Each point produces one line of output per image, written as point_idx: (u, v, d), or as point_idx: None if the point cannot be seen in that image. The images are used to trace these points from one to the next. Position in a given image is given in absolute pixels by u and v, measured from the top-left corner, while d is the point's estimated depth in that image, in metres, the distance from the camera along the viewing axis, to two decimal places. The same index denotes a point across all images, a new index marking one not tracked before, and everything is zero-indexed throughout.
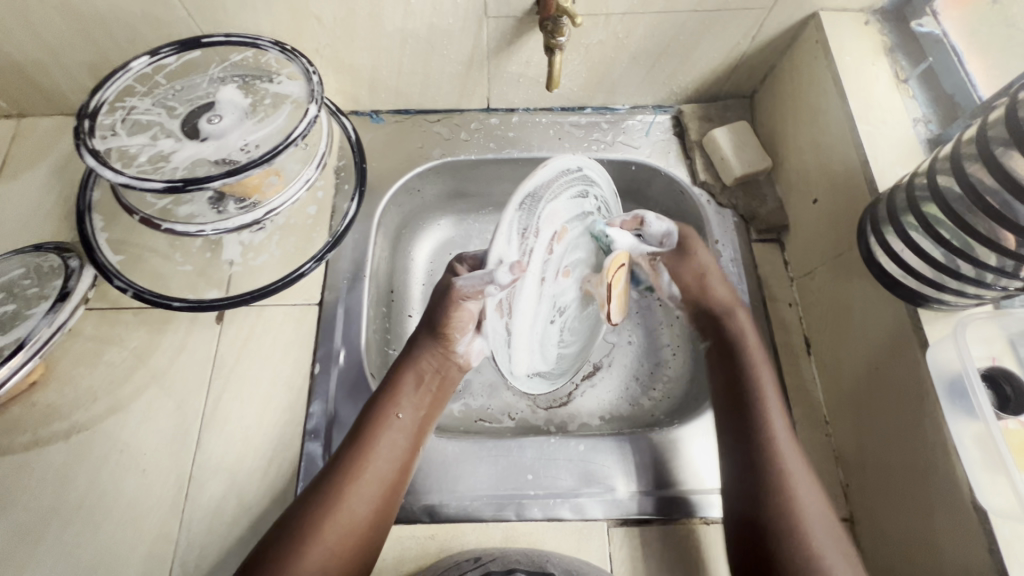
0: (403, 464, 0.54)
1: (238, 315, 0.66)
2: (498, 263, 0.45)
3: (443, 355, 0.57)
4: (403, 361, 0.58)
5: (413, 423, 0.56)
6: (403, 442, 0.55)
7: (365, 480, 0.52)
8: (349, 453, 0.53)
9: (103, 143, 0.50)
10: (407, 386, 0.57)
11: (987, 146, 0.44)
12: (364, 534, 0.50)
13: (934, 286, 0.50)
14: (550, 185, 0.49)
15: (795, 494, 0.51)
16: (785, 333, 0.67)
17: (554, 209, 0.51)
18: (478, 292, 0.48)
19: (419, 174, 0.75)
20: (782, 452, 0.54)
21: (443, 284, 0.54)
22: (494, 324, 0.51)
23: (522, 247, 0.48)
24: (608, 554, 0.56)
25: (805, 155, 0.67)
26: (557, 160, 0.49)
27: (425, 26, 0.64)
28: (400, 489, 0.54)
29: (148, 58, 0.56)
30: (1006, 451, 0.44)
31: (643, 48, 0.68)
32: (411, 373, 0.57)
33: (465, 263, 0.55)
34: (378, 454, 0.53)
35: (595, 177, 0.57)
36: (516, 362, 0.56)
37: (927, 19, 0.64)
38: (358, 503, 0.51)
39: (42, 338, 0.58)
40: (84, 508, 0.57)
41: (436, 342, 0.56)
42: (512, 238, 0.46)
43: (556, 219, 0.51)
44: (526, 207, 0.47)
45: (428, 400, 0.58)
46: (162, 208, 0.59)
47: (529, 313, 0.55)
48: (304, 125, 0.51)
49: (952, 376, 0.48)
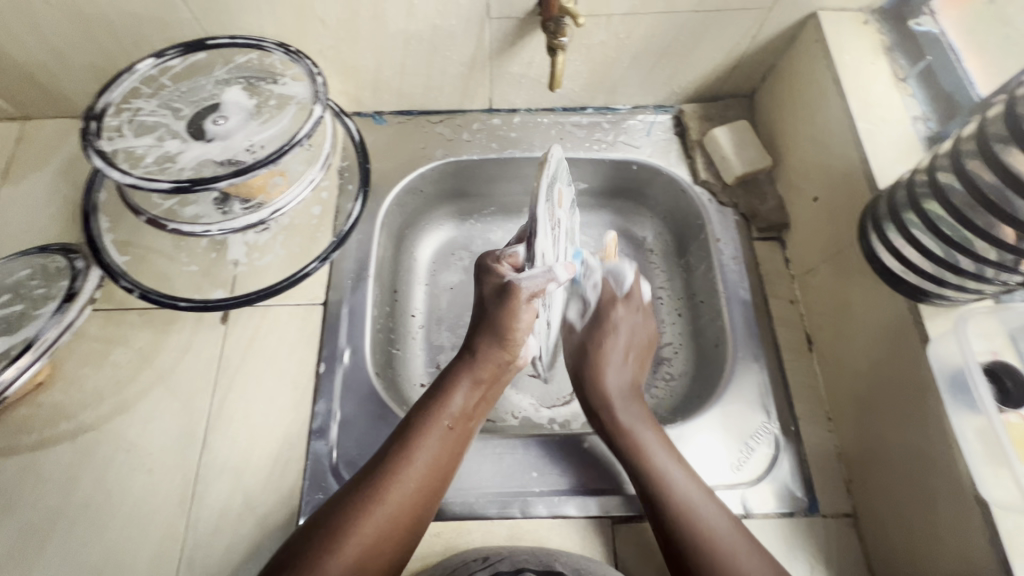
0: (445, 471, 0.55)
1: (243, 315, 0.66)
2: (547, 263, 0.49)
3: (502, 364, 0.59)
4: (460, 367, 0.59)
5: (459, 430, 0.57)
6: (450, 447, 0.55)
7: (406, 481, 0.52)
8: (395, 452, 0.53)
9: (110, 144, 0.51)
10: (461, 393, 0.58)
11: (986, 142, 0.44)
12: (398, 538, 0.50)
13: (935, 281, 0.50)
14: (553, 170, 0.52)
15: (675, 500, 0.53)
16: (787, 329, 0.67)
17: (561, 190, 0.57)
18: (541, 290, 0.53)
19: (421, 174, 0.76)
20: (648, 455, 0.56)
21: (491, 288, 0.56)
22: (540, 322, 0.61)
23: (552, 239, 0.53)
24: (613, 550, 0.57)
25: (806, 153, 0.68)
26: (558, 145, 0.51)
27: (428, 27, 0.64)
28: (438, 497, 0.54)
29: (153, 60, 0.57)
30: (1007, 442, 0.44)
31: (644, 49, 0.69)
32: (468, 379, 0.58)
33: (504, 262, 0.57)
34: (421, 458, 0.53)
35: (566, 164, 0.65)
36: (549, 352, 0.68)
37: (925, 18, 0.65)
38: (397, 506, 0.51)
39: (49, 339, 0.58)
40: (90, 507, 0.57)
41: (500, 352, 0.58)
42: (548, 232, 0.51)
43: (563, 201, 0.58)
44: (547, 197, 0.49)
45: (477, 408, 0.59)
46: (168, 208, 0.59)
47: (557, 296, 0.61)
48: (309, 125, 0.51)
49: (953, 369, 0.48)
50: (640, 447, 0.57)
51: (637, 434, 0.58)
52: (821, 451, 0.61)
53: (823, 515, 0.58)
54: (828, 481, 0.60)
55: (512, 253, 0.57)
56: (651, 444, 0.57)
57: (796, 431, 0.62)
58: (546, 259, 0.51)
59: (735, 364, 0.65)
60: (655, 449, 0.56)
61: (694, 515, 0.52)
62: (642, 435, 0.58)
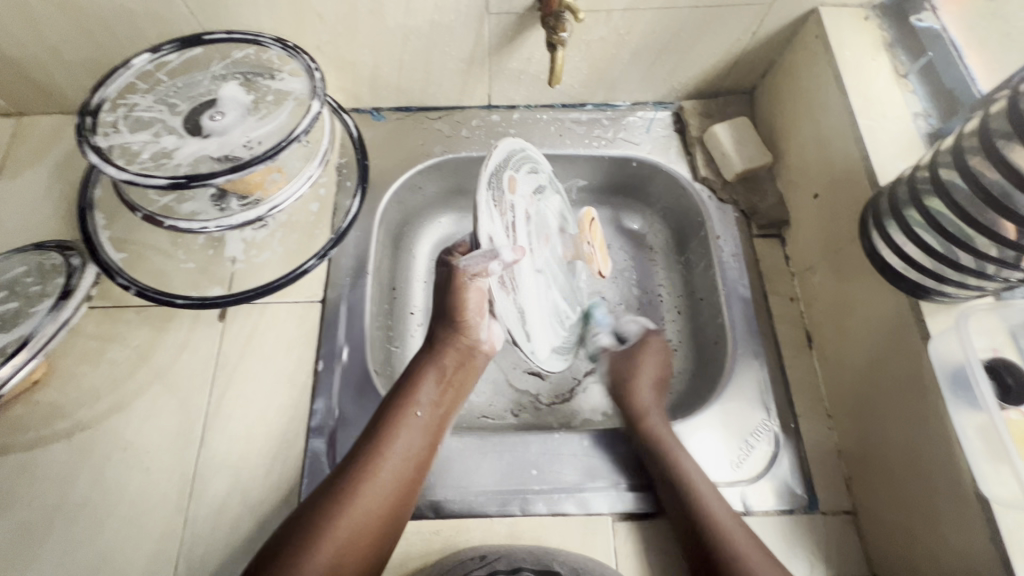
0: (420, 463, 0.55)
1: (241, 313, 0.66)
2: (489, 241, 0.47)
3: (464, 350, 0.59)
4: (423, 359, 0.58)
5: (431, 420, 0.57)
6: (422, 438, 0.55)
7: (380, 475, 0.52)
8: (368, 447, 0.53)
9: (105, 140, 0.50)
10: (429, 383, 0.58)
11: (989, 138, 0.44)
12: (373, 535, 0.50)
13: (935, 278, 0.50)
14: (502, 161, 0.53)
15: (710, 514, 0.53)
16: (787, 327, 0.67)
17: (512, 178, 0.54)
18: (483, 270, 0.49)
19: (420, 171, 0.75)
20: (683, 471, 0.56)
21: (440, 275, 0.54)
22: (505, 304, 0.51)
23: (502, 224, 0.50)
24: (613, 548, 0.57)
25: (806, 150, 0.67)
26: (505, 141, 0.54)
27: (427, 23, 0.64)
28: (415, 488, 0.55)
29: (149, 55, 0.56)
30: (1008, 440, 0.43)
31: (644, 45, 0.68)
32: (433, 370, 0.58)
33: (455, 251, 0.55)
34: (395, 451, 0.54)
35: (538, 156, 0.61)
36: (535, 344, 0.56)
37: (927, 14, 0.64)
38: (375, 503, 0.51)
39: (46, 335, 0.58)
40: (87, 506, 0.57)
41: (457, 336, 0.58)
42: (493, 215, 0.48)
43: (516, 190, 0.54)
44: (494, 184, 0.50)
45: (445, 396, 0.59)
46: (165, 204, 0.59)
47: (528, 282, 0.56)
48: (307, 121, 0.51)
49: (954, 366, 0.48)
50: (673, 456, 0.57)
51: (671, 444, 0.58)
52: (821, 448, 0.61)
53: (823, 512, 0.58)
54: (828, 479, 0.60)
55: (462, 241, 0.55)
56: (686, 459, 0.57)
57: (795, 428, 0.62)
58: (492, 240, 0.47)
59: (734, 361, 0.65)
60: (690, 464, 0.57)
61: (727, 532, 0.52)
62: (675, 447, 0.58)
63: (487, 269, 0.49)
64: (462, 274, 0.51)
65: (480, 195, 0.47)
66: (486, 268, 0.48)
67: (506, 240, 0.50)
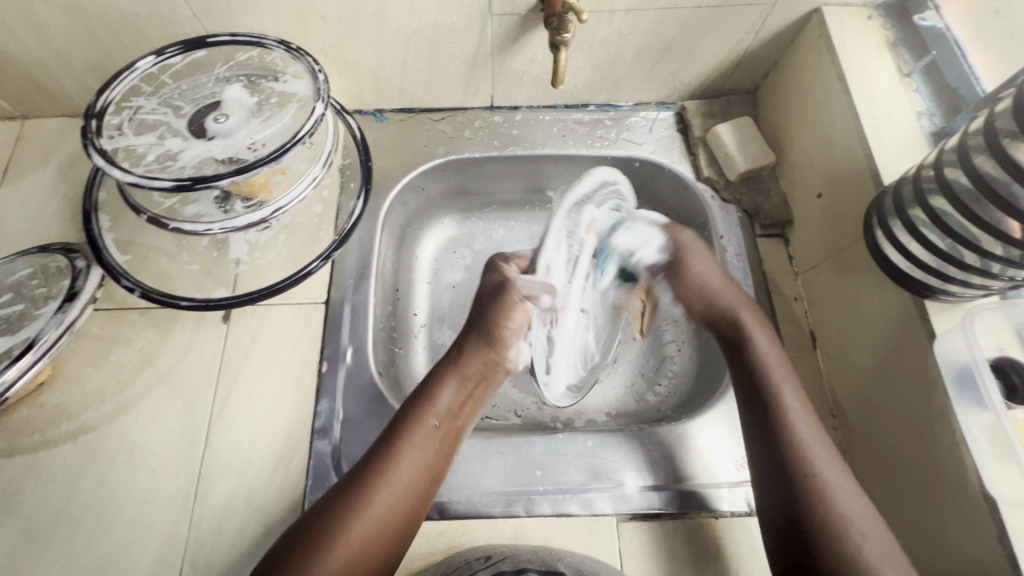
0: (433, 473, 0.55)
1: (245, 315, 0.66)
2: (547, 266, 0.55)
3: (489, 362, 0.61)
4: (446, 367, 0.60)
5: (445, 429, 0.57)
6: (437, 447, 0.55)
7: (394, 485, 0.52)
8: (383, 455, 0.53)
9: (110, 143, 0.50)
10: (449, 389, 0.58)
11: (994, 136, 0.44)
12: (385, 543, 0.51)
13: (940, 277, 0.50)
14: (590, 192, 0.58)
15: (811, 456, 0.52)
16: (791, 327, 0.67)
17: (593, 217, 0.58)
18: (535, 293, 0.58)
19: (423, 172, 0.76)
20: (787, 409, 0.54)
21: (492, 283, 0.62)
22: (536, 332, 0.59)
23: (567, 254, 0.56)
24: (618, 550, 0.56)
25: (809, 149, 0.67)
26: (598, 173, 0.59)
27: (430, 24, 0.64)
28: (428, 498, 0.54)
29: (154, 57, 0.55)
30: (1016, 444, 0.44)
31: (646, 46, 0.68)
32: (454, 379, 0.59)
33: (512, 262, 0.63)
34: (410, 458, 0.53)
35: (625, 193, 0.66)
36: (554, 377, 0.62)
37: (930, 13, 0.64)
38: (385, 511, 0.51)
39: (49, 339, 0.58)
40: (93, 508, 0.57)
41: (486, 347, 0.60)
42: (561, 244, 0.55)
43: (592, 229, 0.58)
44: (573, 214, 0.55)
45: (464, 407, 0.59)
46: (168, 207, 0.59)
47: (572, 320, 0.61)
48: (311, 123, 0.51)
49: (961, 365, 0.49)
50: (783, 402, 0.55)
51: (786, 399, 0.55)
52: None
53: None
54: None
55: (520, 255, 0.64)
56: (787, 396, 0.55)
57: None
58: (550, 266, 0.55)
59: None
60: (793, 398, 0.55)
61: (820, 475, 0.51)
62: (782, 384, 0.56)
63: (537, 296, 0.58)
64: (513, 289, 0.59)
65: (555, 223, 0.54)
66: (536, 293, 0.58)
67: (565, 270, 0.57)
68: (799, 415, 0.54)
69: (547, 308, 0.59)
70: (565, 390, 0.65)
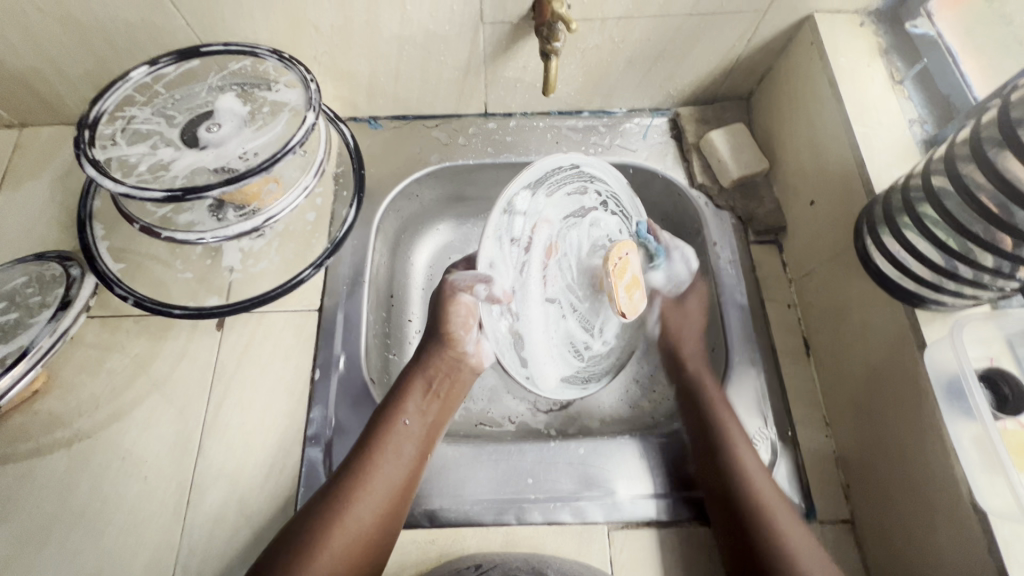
0: (410, 474, 0.55)
1: (238, 323, 0.66)
2: (489, 266, 0.50)
3: (451, 359, 0.59)
4: (413, 367, 0.59)
5: (416, 430, 0.57)
6: (414, 448, 0.56)
7: (371, 488, 0.52)
8: (359, 458, 0.54)
9: (103, 153, 0.51)
10: (417, 392, 0.58)
11: (981, 146, 0.44)
12: (370, 545, 0.51)
13: (933, 287, 0.50)
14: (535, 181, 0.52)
15: (751, 481, 0.55)
16: (784, 334, 0.67)
17: (541, 209, 0.55)
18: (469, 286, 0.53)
19: (418, 179, 0.76)
20: (731, 435, 0.58)
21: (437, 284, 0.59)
22: (493, 326, 0.54)
23: (512, 251, 0.52)
24: (609, 558, 0.56)
25: (802, 156, 0.67)
26: (544, 160, 0.51)
27: (422, 33, 0.64)
28: (408, 497, 0.55)
29: (147, 68, 0.56)
30: (1004, 453, 0.44)
31: (640, 52, 0.68)
32: (421, 380, 0.59)
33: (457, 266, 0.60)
34: (386, 460, 0.54)
35: (596, 170, 0.58)
36: (532, 369, 0.57)
37: (922, 20, 0.64)
38: (366, 514, 0.51)
39: (43, 346, 0.59)
40: (86, 515, 0.57)
41: (443, 347, 0.59)
42: (502, 242, 0.51)
43: (542, 223, 0.55)
44: (508, 209, 0.50)
45: (435, 406, 0.59)
46: (162, 216, 0.60)
47: (538, 310, 0.57)
48: (302, 133, 0.51)
49: (949, 377, 0.48)
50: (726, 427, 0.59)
51: (728, 423, 0.59)
52: (819, 456, 0.61)
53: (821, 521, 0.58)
54: (828, 488, 0.59)
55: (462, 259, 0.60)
56: (729, 422, 0.60)
57: (794, 436, 0.62)
58: (494, 263, 0.50)
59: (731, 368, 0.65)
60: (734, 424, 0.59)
61: (759, 500, 0.54)
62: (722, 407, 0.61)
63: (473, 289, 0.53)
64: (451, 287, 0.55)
65: (489, 224, 0.48)
66: (472, 286, 0.53)
67: (508, 266, 0.52)
68: (741, 442, 0.58)
69: (488, 300, 0.53)
70: (559, 381, 0.62)
